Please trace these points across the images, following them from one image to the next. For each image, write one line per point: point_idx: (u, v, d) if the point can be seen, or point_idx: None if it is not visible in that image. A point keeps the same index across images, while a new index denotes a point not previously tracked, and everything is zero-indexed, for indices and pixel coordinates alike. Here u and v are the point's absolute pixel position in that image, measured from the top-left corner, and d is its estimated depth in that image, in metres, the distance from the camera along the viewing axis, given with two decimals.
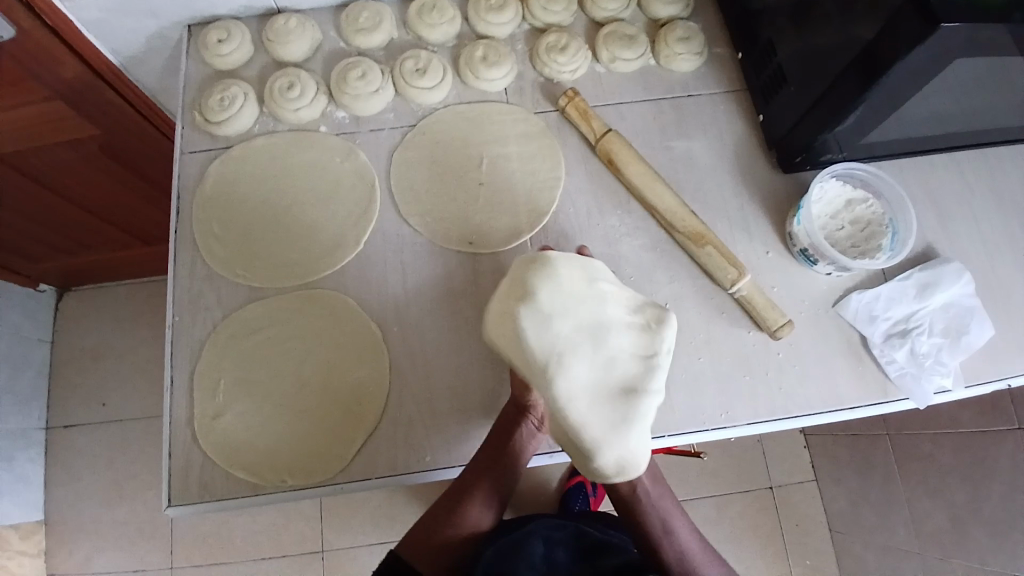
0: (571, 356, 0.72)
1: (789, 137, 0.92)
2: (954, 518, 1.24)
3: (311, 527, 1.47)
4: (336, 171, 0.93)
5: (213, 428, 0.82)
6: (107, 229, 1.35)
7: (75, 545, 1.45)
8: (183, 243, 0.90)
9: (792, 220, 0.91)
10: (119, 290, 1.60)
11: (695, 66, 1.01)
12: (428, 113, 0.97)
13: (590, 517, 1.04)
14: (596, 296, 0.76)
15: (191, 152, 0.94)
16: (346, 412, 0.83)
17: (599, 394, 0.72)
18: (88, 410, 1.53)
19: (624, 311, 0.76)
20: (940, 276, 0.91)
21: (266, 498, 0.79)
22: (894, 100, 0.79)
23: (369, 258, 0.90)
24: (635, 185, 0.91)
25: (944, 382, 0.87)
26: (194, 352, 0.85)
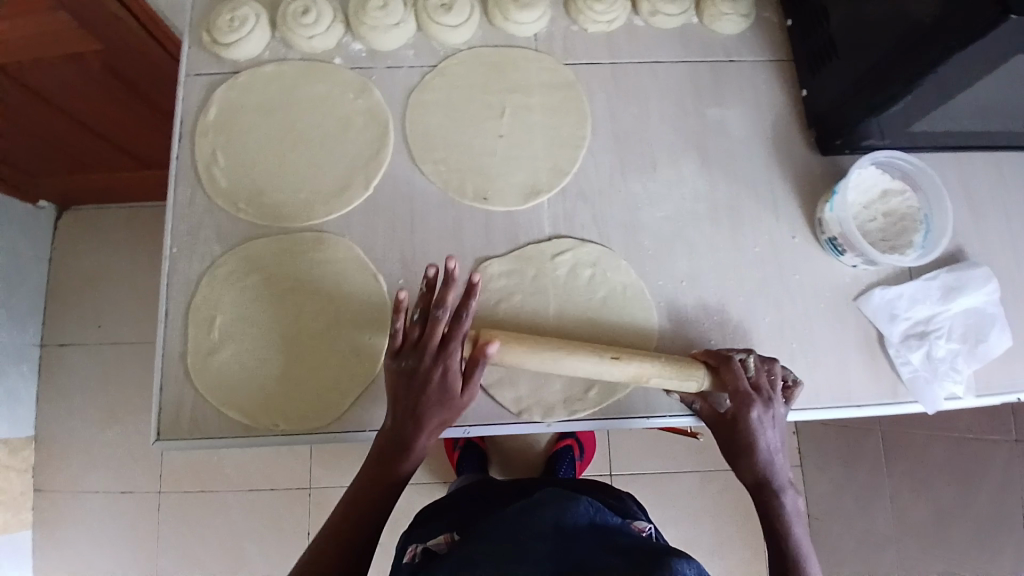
0: (571, 299, 0.84)
1: (832, 117, 0.86)
2: (937, 519, 1.22)
3: (299, 465, 1.47)
4: (347, 108, 0.88)
5: (207, 365, 0.80)
6: (110, 150, 1.29)
7: (65, 462, 1.46)
8: (184, 170, 0.86)
9: (825, 206, 0.86)
10: (119, 212, 1.55)
11: (740, 28, 0.94)
12: (450, 53, 0.91)
13: (590, 484, 1.00)
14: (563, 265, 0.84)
15: (196, 74, 0.89)
16: (341, 364, 0.80)
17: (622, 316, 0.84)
18: (82, 331, 1.51)
19: (587, 269, 0.84)
20: (967, 279, 0.87)
21: (257, 440, 0.78)
22: (944, 92, 0.74)
23: (376, 205, 0.85)
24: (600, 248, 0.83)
25: (955, 389, 0.84)
26: (190, 285, 0.82)
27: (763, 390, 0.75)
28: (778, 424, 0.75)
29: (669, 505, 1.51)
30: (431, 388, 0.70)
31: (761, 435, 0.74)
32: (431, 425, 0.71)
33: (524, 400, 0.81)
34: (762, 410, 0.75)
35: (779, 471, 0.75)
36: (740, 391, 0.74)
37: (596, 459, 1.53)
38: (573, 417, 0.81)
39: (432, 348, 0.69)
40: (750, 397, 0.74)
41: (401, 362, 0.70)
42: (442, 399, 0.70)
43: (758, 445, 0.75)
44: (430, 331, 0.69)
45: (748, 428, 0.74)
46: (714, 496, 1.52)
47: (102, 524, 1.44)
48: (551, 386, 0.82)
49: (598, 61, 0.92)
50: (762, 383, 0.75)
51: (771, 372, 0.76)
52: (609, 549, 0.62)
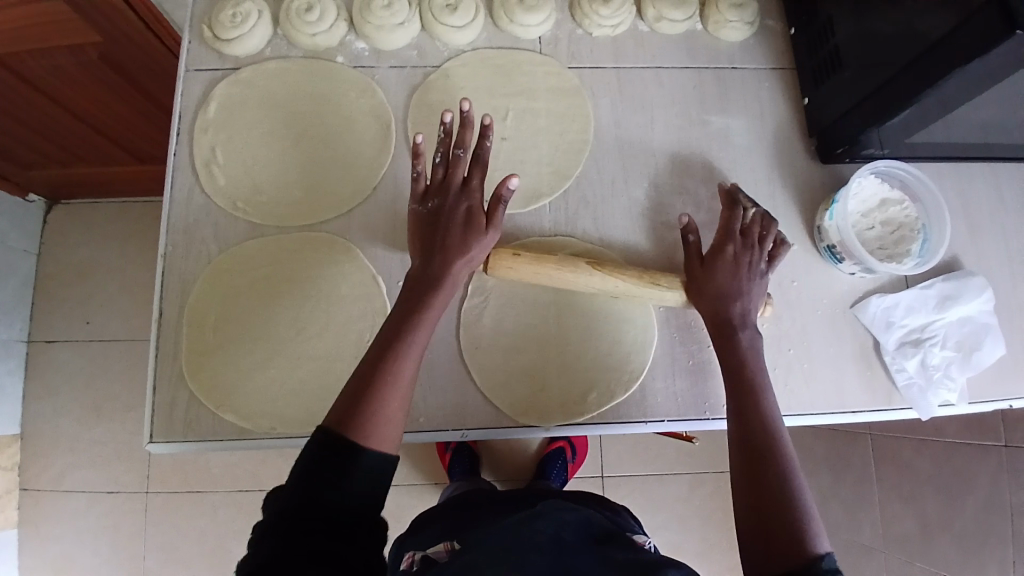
0: (570, 301, 0.85)
1: (833, 127, 0.87)
2: (924, 525, 1.24)
3: (290, 464, 1.46)
4: (350, 107, 0.87)
5: (203, 365, 0.79)
6: (103, 143, 1.27)
7: (50, 460, 1.44)
8: (183, 167, 0.85)
9: (824, 214, 0.86)
10: (110, 206, 1.53)
11: (743, 36, 0.95)
12: (455, 54, 0.90)
13: (587, 496, 0.99)
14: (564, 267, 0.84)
15: (196, 69, 0.88)
16: (339, 365, 0.80)
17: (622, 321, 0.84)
18: (70, 327, 1.49)
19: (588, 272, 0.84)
20: (962, 289, 0.88)
21: (252, 442, 0.77)
22: (945, 105, 0.75)
23: (377, 205, 0.85)
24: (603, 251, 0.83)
25: (949, 397, 0.85)
26: (186, 284, 0.81)
27: (751, 235, 0.80)
28: (759, 268, 0.78)
29: (659, 508, 1.51)
30: (455, 219, 0.73)
31: (738, 274, 0.77)
32: (456, 263, 0.72)
33: (524, 405, 0.81)
34: (744, 251, 0.79)
35: (748, 319, 0.76)
36: (727, 227, 0.80)
37: (589, 462, 1.53)
38: (572, 422, 0.81)
39: (457, 185, 0.75)
40: (734, 236, 0.80)
41: (429, 202, 0.75)
42: (465, 235, 0.73)
43: (744, 283, 0.77)
44: (451, 171, 0.75)
45: (726, 262, 0.78)
46: (704, 499, 1.52)
47: (87, 523, 1.42)
48: (550, 391, 0.82)
49: (602, 66, 0.92)
50: (752, 228, 0.80)
51: (765, 224, 0.81)
52: (605, 560, 0.63)
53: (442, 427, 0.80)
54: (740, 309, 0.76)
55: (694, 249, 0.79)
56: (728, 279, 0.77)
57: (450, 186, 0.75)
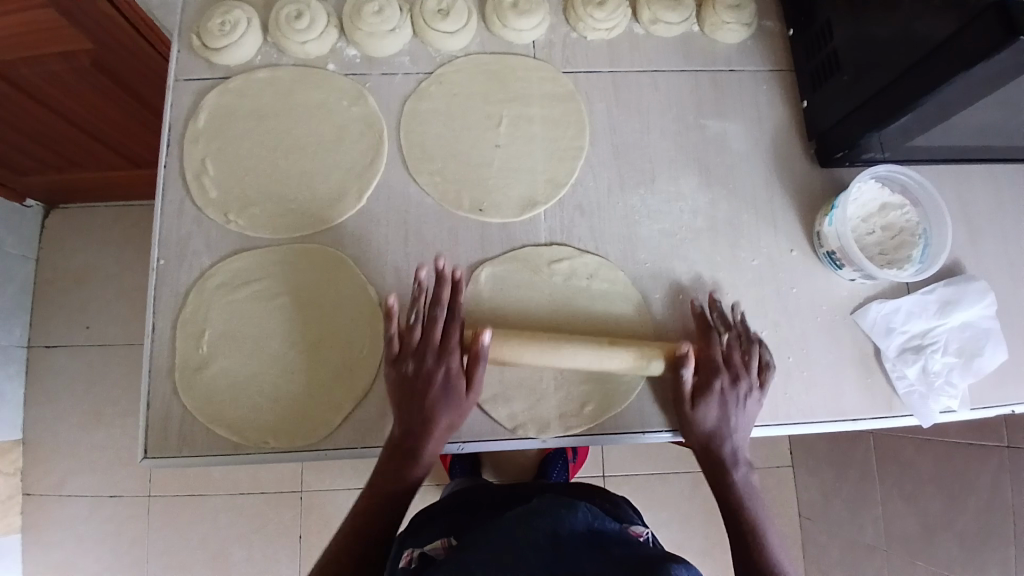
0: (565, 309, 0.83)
1: (832, 131, 0.86)
2: (926, 525, 1.23)
3: (291, 468, 1.46)
4: (341, 116, 0.86)
5: (196, 380, 0.78)
6: (97, 148, 1.26)
7: (52, 465, 1.44)
8: (173, 179, 0.84)
9: (824, 220, 0.85)
10: (107, 212, 1.53)
11: (741, 38, 0.93)
12: (447, 60, 0.89)
13: (582, 488, 0.98)
14: (559, 274, 0.83)
15: (186, 79, 0.87)
16: (333, 380, 0.79)
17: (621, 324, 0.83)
18: (70, 332, 1.48)
19: (584, 279, 0.83)
20: (963, 293, 0.87)
21: (247, 456, 0.77)
22: (945, 110, 0.74)
23: (371, 215, 0.84)
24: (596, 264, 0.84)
25: (950, 404, 0.84)
26: (179, 297, 0.81)
27: (734, 363, 0.77)
28: (746, 404, 0.76)
29: (660, 508, 1.51)
30: (433, 391, 0.72)
31: (724, 414, 0.76)
32: (433, 439, 0.73)
33: (521, 416, 0.80)
34: (731, 385, 0.76)
35: (738, 456, 0.77)
36: (712, 360, 0.77)
37: (589, 463, 1.52)
38: (569, 433, 0.80)
39: (435, 349, 0.73)
40: (720, 369, 0.76)
41: (404, 367, 0.73)
42: (445, 403, 0.73)
43: (727, 425, 0.76)
44: (427, 334, 0.73)
45: (713, 401, 0.76)
46: (705, 499, 1.52)
47: (90, 528, 1.42)
48: (547, 401, 0.81)
49: (597, 70, 0.91)
50: (734, 361, 0.77)
51: (748, 351, 0.78)
52: (607, 559, 0.61)
53: None
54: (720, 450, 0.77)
55: (682, 386, 0.76)
56: (709, 427, 0.76)
57: (427, 344, 0.73)
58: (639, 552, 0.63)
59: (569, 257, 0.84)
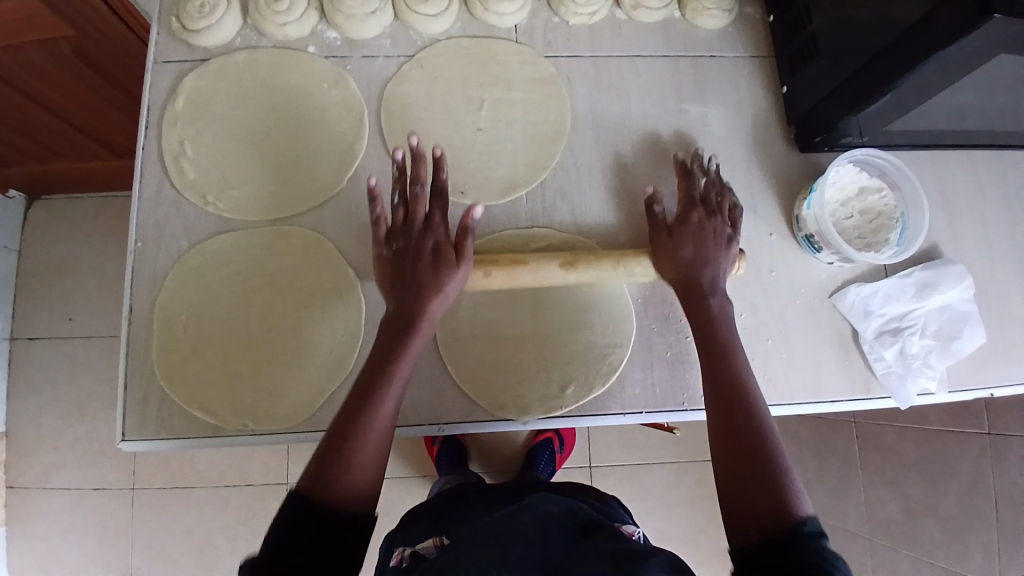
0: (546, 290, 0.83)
1: (811, 115, 0.86)
2: (908, 510, 1.24)
3: (277, 459, 1.46)
4: (322, 99, 0.86)
5: (174, 363, 0.78)
6: (78, 138, 1.25)
7: (34, 459, 1.42)
8: (151, 162, 0.83)
9: (803, 203, 0.86)
10: (90, 202, 1.51)
11: (722, 24, 0.94)
12: (428, 44, 0.89)
13: (568, 485, 0.98)
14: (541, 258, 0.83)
15: (164, 61, 0.86)
16: (313, 361, 0.79)
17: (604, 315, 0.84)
18: (53, 324, 1.47)
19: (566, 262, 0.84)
20: (940, 277, 0.88)
21: (226, 439, 0.76)
22: (920, 92, 0.74)
23: (351, 198, 0.84)
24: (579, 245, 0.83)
25: (928, 385, 0.85)
26: (156, 281, 0.80)
27: (711, 201, 0.80)
28: (723, 232, 0.77)
29: (646, 497, 1.52)
30: (421, 245, 0.71)
31: (704, 244, 0.76)
32: (431, 303, 0.70)
33: (502, 399, 0.81)
34: (708, 218, 0.78)
35: (717, 284, 0.74)
36: (690, 195, 0.80)
37: (575, 452, 1.53)
38: (549, 415, 0.81)
39: (419, 223, 0.72)
40: (696, 204, 0.79)
41: (391, 243, 0.71)
42: (436, 270, 0.70)
43: (709, 250, 0.76)
44: (412, 207, 0.72)
45: (691, 231, 0.77)
46: (691, 488, 1.53)
47: (73, 521, 1.41)
48: (528, 383, 0.82)
49: (578, 54, 0.91)
50: (712, 197, 0.80)
51: (723, 192, 0.81)
52: (594, 552, 0.62)
53: (418, 421, 0.79)
54: (703, 276, 0.75)
55: (661, 220, 0.79)
56: (699, 267, 0.75)
57: (415, 206, 0.72)
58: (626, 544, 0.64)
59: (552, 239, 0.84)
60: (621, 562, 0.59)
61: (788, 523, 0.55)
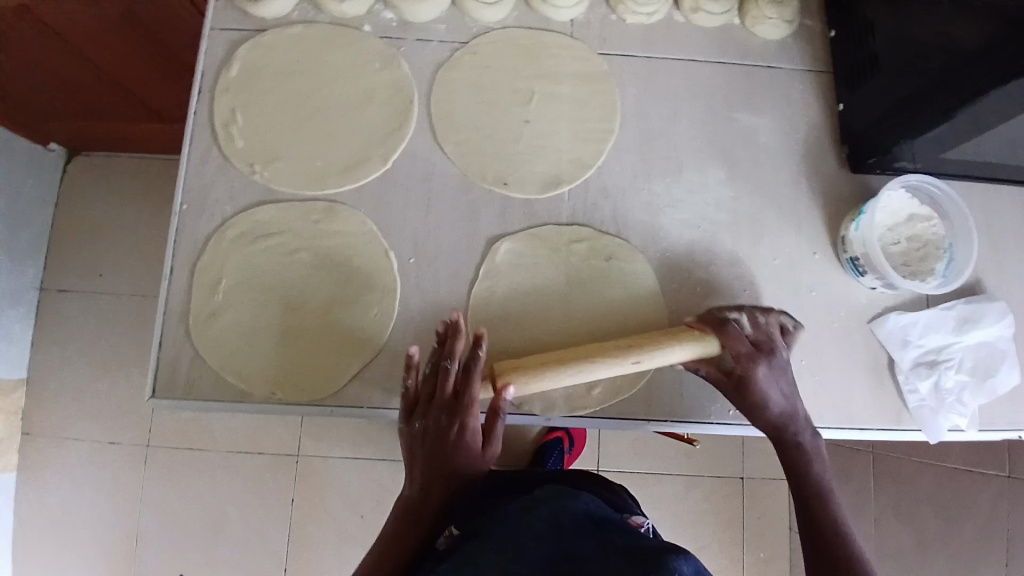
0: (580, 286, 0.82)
1: (866, 135, 0.84)
2: (919, 546, 1.22)
3: (290, 432, 1.47)
4: (373, 78, 0.86)
5: (209, 326, 0.78)
6: (125, 98, 1.27)
7: (55, 409, 1.46)
8: (201, 127, 0.84)
9: (850, 224, 0.84)
10: (129, 162, 1.53)
11: (782, 34, 0.92)
12: (483, 31, 0.88)
13: (585, 475, 0.97)
14: (577, 254, 0.83)
15: (221, 29, 0.87)
16: (344, 338, 0.79)
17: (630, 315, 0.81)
18: (83, 279, 1.50)
19: (602, 260, 0.83)
20: (983, 312, 0.86)
21: (253, 406, 0.77)
22: (980, 123, 0.73)
23: (394, 180, 0.84)
24: (616, 246, 0.83)
25: (960, 422, 0.83)
26: (197, 244, 0.81)
27: (764, 343, 0.73)
28: (787, 378, 0.73)
29: (652, 505, 1.51)
30: (454, 439, 0.70)
31: (772, 398, 0.72)
32: (478, 469, 0.72)
33: (526, 391, 0.80)
34: (769, 369, 0.72)
35: (799, 419, 0.73)
36: (744, 351, 0.72)
37: (584, 453, 1.52)
38: (573, 413, 0.80)
39: (451, 398, 0.71)
40: (754, 355, 0.72)
41: (422, 420, 0.71)
42: (470, 453, 0.71)
43: (778, 401, 0.72)
44: (444, 382, 0.71)
45: (760, 391, 0.72)
46: (697, 501, 1.52)
47: (87, 473, 1.44)
48: (553, 379, 0.81)
49: (633, 54, 0.90)
50: (762, 339, 0.73)
51: (771, 326, 0.75)
52: (607, 547, 0.60)
53: None
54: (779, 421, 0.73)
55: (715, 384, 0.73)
56: (765, 418, 0.73)
57: (443, 378, 0.71)
58: (640, 541, 0.62)
59: (591, 236, 0.83)
60: (637, 559, 0.57)
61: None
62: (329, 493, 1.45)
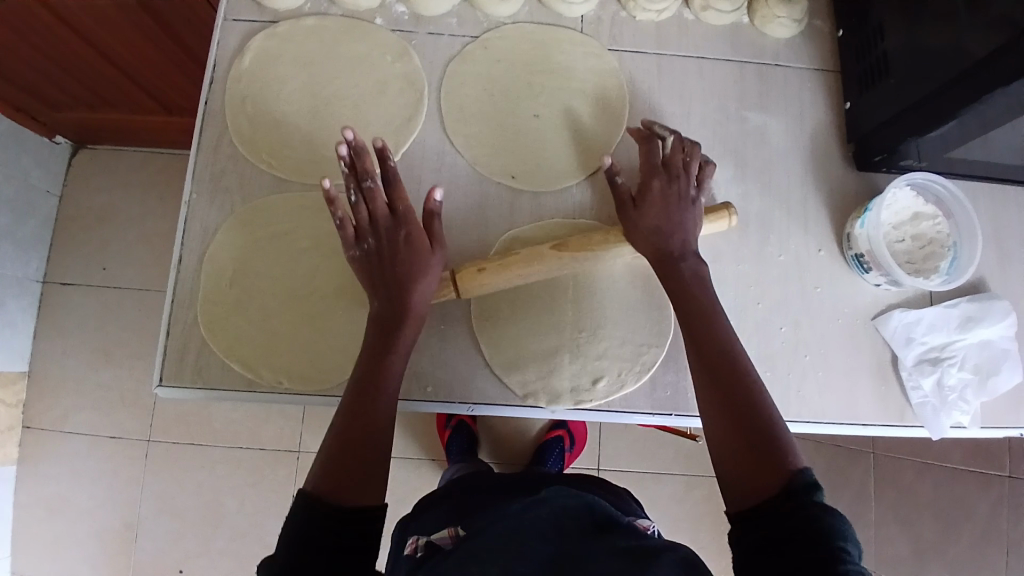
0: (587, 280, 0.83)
1: (873, 134, 0.85)
2: (919, 549, 1.22)
3: (291, 426, 1.47)
4: (385, 71, 0.86)
5: (218, 315, 0.79)
6: (133, 91, 1.28)
7: (56, 400, 1.46)
8: (213, 116, 0.84)
9: (856, 222, 0.85)
10: (135, 155, 1.54)
11: (790, 34, 0.93)
12: (494, 26, 0.89)
13: (582, 478, 0.97)
14: None
15: (235, 20, 0.87)
16: (351, 327, 0.79)
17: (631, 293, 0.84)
18: (86, 271, 1.50)
19: None
20: (986, 311, 0.86)
21: (259, 395, 0.77)
22: (984, 123, 0.73)
23: (404, 172, 0.84)
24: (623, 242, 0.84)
25: (962, 419, 0.83)
26: (208, 232, 0.81)
27: (673, 164, 0.77)
28: (690, 203, 0.75)
29: (651, 505, 1.51)
30: (394, 248, 0.71)
31: (670, 211, 0.74)
32: (418, 292, 0.71)
33: (532, 384, 0.81)
34: (671, 184, 0.76)
35: (690, 249, 0.74)
36: (649, 167, 0.77)
37: (585, 452, 1.52)
38: (579, 407, 0.81)
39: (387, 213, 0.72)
40: (658, 171, 0.77)
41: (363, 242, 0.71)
42: (409, 263, 0.71)
43: (680, 219, 0.74)
44: (373, 199, 0.71)
45: (655, 202, 0.75)
46: (697, 502, 1.52)
47: (87, 466, 1.44)
48: (559, 372, 0.82)
49: (643, 51, 0.91)
50: (674, 159, 0.77)
51: (683, 156, 0.78)
52: (608, 546, 0.61)
53: (448, 398, 0.80)
54: (679, 243, 0.74)
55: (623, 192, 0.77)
56: (671, 240, 0.74)
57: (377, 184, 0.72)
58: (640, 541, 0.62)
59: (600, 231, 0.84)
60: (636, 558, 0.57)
61: (788, 480, 0.56)
62: None
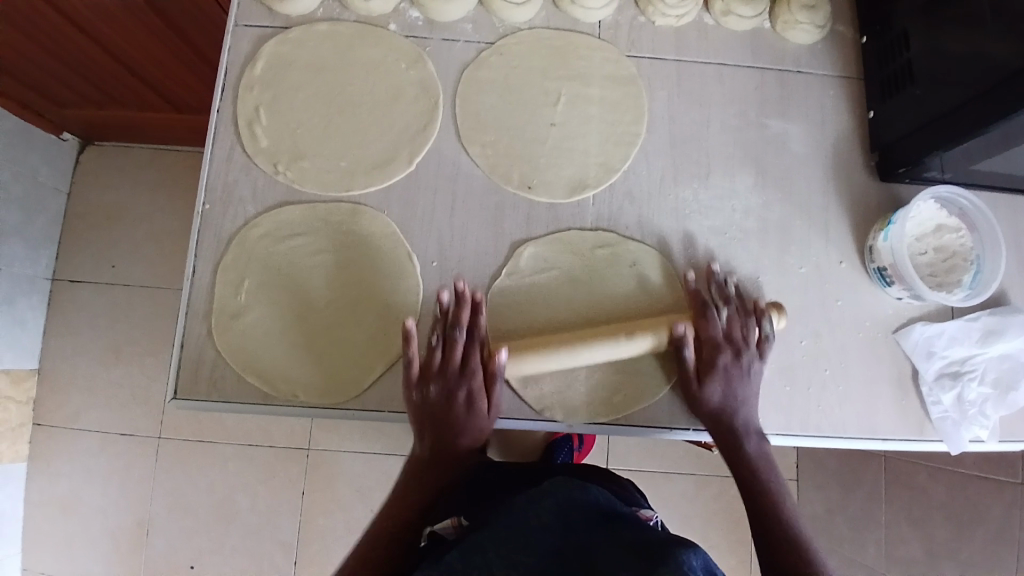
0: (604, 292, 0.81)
1: (896, 144, 0.83)
2: (929, 554, 1.21)
3: (301, 425, 1.47)
4: (399, 78, 0.85)
5: (232, 326, 0.78)
6: (142, 91, 1.27)
7: (67, 397, 1.46)
8: (225, 124, 0.83)
9: (878, 234, 0.83)
10: (143, 153, 1.53)
11: (812, 39, 0.91)
12: (510, 32, 0.87)
13: (592, 470, 0.97)
14: (602, 261, 0.82)
15: (247, 25, 0.86)
16: (367, 340, 0.79)
17: (660, 304, 0.81)
18: (95, 268, 1.50)
19: (625, 266, 0.82)
20: (1009, 324, 0.85)
21: (275, 408, 0.77)
22: (1011, 138, 0.71)
23: (418, 181, 0.83)
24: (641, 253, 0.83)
25: (981, 434, 0.82)
26: (221, 243, 0.81)
27: (733, 338, 0.77)
28: (748, 372, 0.76)
29: (660, 504, 1.51)
30: (454, 413, 0.72)
31: (730, 389, 0.76)
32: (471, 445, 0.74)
33: (549, 397, 0.80)
34: (734, 361, 0.76)
35: (749, 427, 0.76)
36: (714, 338, 0.76)
37: (594, 452, 1.52)
38: (595, 420, 0.80)
39: (455, 369, 0.72)
40: (722, 346, 0.76)
41: (423, 391, 0.73)
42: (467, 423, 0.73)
43: (737, 391, 0.76)
44: (448, 355, 0.72)
45: (717, 377, 0.76)
46: (706, 501, 1.52)
47: (98, 462, 1.45)
48: (577, 385, 0.81)
49: (662, 57, 0.89)
50: (733, 331, 0.77)
51: (747, 325, 0.77)
52: (617, 539, 0.60)
53: None
54: (732, 414, 0.76)
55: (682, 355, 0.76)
56: (727, 408, 0.76)
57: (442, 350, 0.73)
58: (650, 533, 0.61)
59: (617, 241, 0.83)
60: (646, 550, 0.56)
61: None
62: (339, 487, 1.46)
